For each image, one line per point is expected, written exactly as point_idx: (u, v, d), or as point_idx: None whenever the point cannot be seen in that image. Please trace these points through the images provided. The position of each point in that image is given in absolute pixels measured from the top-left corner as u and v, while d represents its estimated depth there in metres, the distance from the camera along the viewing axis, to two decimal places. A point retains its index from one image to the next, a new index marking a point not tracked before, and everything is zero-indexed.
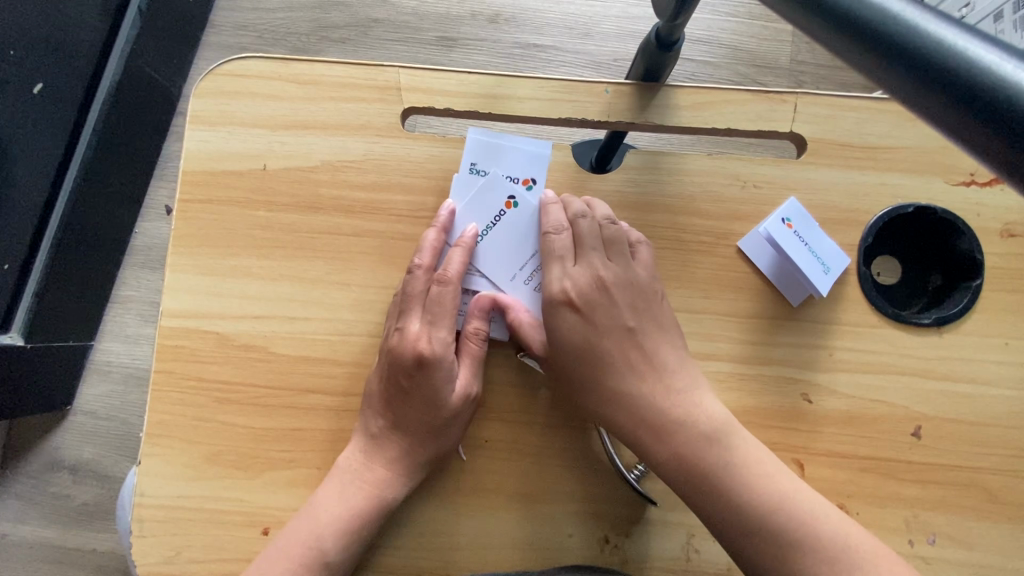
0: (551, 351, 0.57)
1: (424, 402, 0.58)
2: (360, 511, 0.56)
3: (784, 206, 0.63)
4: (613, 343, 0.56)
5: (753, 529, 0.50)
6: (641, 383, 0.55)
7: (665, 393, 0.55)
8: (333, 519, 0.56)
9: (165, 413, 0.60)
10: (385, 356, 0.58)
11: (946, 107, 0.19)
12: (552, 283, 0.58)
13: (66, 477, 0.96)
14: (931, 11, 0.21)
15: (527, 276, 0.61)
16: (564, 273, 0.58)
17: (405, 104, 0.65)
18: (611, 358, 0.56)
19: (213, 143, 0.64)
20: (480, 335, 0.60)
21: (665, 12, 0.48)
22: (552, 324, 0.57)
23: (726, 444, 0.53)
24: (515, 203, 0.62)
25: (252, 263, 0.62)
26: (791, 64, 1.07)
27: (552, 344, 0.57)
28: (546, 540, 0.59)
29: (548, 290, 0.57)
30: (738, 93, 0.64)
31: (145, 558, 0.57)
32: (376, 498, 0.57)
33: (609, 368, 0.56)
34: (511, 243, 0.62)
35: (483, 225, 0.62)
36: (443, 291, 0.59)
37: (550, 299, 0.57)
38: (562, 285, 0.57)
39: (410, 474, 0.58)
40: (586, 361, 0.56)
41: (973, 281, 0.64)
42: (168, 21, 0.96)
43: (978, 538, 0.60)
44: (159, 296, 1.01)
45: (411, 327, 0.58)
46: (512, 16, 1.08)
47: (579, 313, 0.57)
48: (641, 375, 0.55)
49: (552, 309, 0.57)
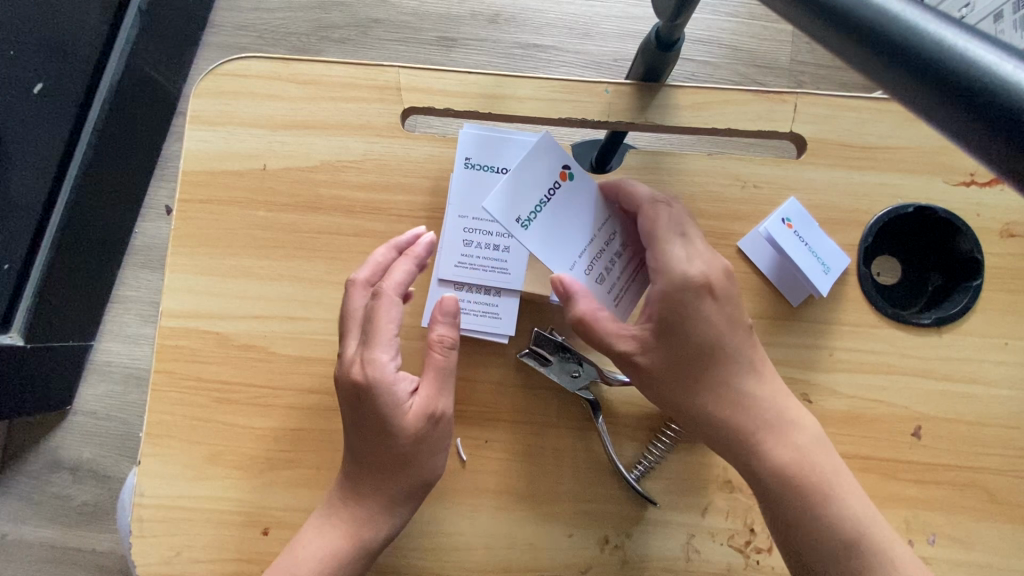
0: (649, 353, 0.54)
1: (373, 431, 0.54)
2: (338, 552, 0.54)
3: (784, 206, 0.63)
4: (715, 350, 0.53)
5: (842, 540, 0.50)
6: (741, 387, 0.54)
7: (760, 401, 0.54)
8: (310, 563, 0.53)
9: (165, 413, 0.60)
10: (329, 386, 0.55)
11: (947, 107, 0.19)
12: (656, 282, 0.54)
13: (66, 477, 0.96)
14: (931, 11, 0.21)
15: (587, 264, 0.59)
16: (672, 261, 0.53)
17: (405, 104, 0.65)
18: (710, 362, 0.53)
19: (213, 143, 0.64)
20: (446, 343, 0.55)
21: (665, 11, 0.48)
22: (651, 326, 0.54)
23: (815, 455, 0.53)
24: (570, 176, 0.58)
25: (252, 263, 0.62)
26: (791, 64, 1.07)
27: (650, 346, 0.54)
28: (546, 541, 0.59)
29: (654, 288, 0.53)
30: (737, 93, 0.64)
31: (145, 559, 0.57)
32: (355, 540, 0.54)
33: (708, 373, 0.53)
34: (568, 228, 0.59)
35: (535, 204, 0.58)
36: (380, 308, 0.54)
37: (651, 303, 0.54)
38: (667, 285, 0.53)
39: (386, 511, 0.55)
40: (691, 364, 0.53)
41: (974, 280, 0.64)
42: (168, 21, 0.96)
43: (978, 538, 0.60)
44: (159, 296, 1.01)
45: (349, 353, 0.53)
46: (512, 16, 1.08)
47: (692, 317, 0.52)
48: (741, 382, 0.54)
49: (655, 310, 0.53)
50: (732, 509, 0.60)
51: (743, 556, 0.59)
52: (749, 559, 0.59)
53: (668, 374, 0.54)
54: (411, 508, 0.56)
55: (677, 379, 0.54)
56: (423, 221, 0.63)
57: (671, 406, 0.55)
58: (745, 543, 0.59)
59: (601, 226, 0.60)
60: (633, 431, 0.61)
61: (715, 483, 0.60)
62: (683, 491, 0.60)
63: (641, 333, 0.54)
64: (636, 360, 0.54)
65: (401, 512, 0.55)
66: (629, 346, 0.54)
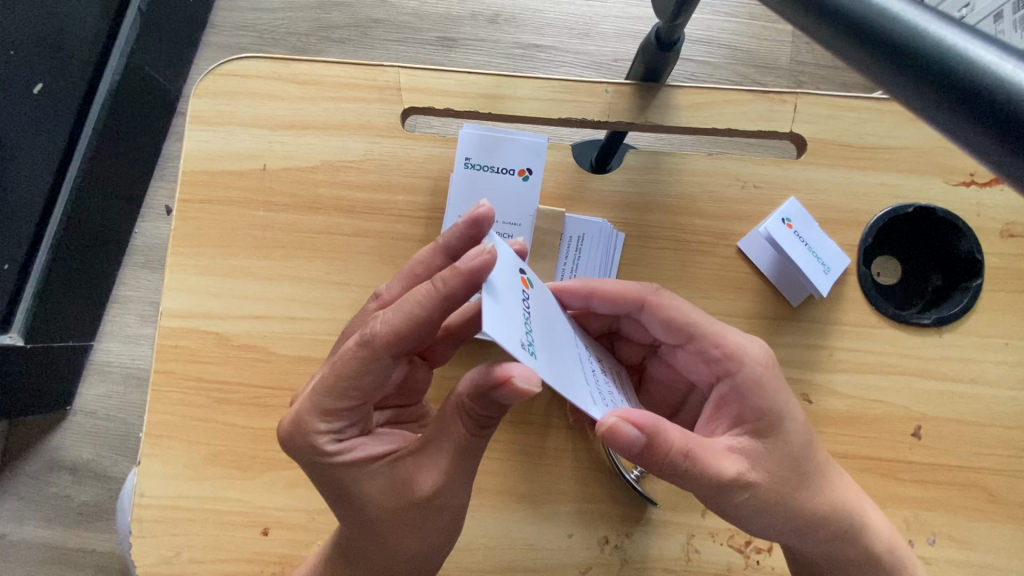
0: (764, 467, 0.47)
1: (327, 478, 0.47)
2: None
3: (784, 206, 0.63)
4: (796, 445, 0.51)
5: None
6: (839, 490, 0.51)
7: (852, 498, 0.51)
8: None
9: (164, 413, 0.60)
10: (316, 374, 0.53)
11: (948, 108, 0.19)
12: (732, 376, 0.50)
13: (66, 477, 0.96)
14: (931, 11, 0.21)
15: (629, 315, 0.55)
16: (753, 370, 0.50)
17: (405, 104, 0.65)
18: (817, 463, 0.49)
19: (213, 143, 0.64)
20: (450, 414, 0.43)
21: (665, 11, 0.48)
22: (754, 431, 0.48)
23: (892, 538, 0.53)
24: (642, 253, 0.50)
25: (252, 263, 0.62)
26: (791, 64, 1.07)
27: (761, 461, 0.47)
28: (546, 541, 0.59)
29: (735, 381, 0.50)
30: (737, 94, 0.64)
31: (145, 559, 0.57)
32: None
33: (817, 479, 0.49)
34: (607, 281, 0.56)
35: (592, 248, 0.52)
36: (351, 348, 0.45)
37: (729, 400, 0.50)
38: (753, 374, 0.50)
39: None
40: (804, 473, 0.49)
41: (974, 280, 0.64)
42: (168, 21, 0.96)
43: (978, 538, 0.60)
44: (159, 296, 1.01)
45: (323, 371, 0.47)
46: (512, 16, 1.08)
47: (787, 413, 0.49)
48: (839, 480, 0.51)
49: (750, 412, 0.49)
50: None
51: (744, 556, 0.59)
52: (750, 559, 0.59)
53: (790, 487, 0.48)
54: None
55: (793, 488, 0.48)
56: (423, 221, 0.63)
57: (785, 523, 0.49)
58: (745, 543, 0.59)
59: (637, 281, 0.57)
60: None
61: None
62: (683, 491, 0.60)
63: (753, 441, 0.48)
64: (748, 482, 0.47)
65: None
66: (739, 466, 0.47)
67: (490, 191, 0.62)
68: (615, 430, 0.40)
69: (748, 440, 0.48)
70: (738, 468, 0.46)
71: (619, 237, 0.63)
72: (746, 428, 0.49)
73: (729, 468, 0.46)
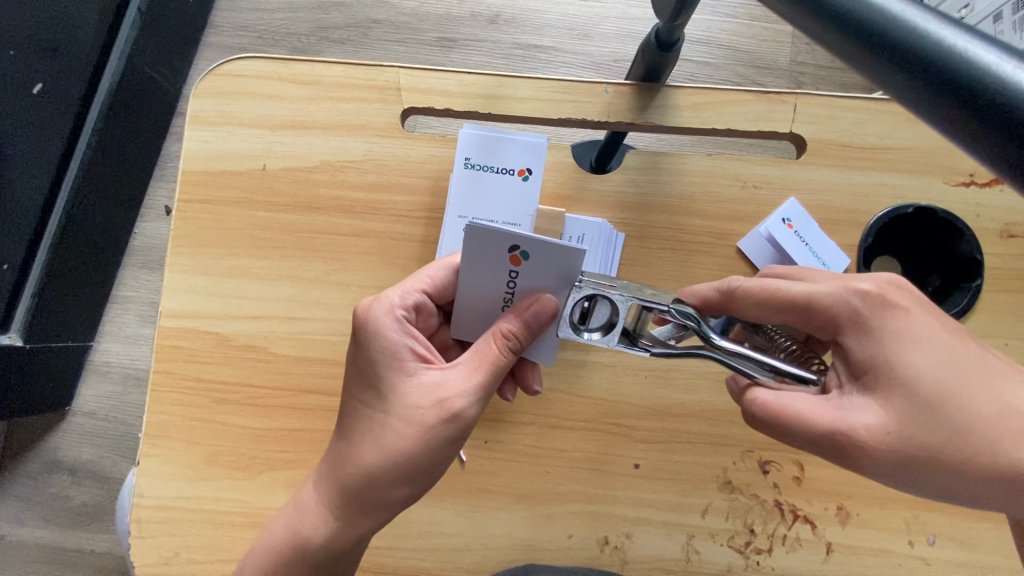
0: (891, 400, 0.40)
1: (356, 411, 0.50)
2: (288, 531, 0.52)
3: (784, 206, 0.64)
4: (881, 343, 0.41)
5: None
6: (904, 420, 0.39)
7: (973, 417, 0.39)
8: (278, 525, 0.53)
9: (164, 413, 0.60)
10: (374, 312, 0.51)
11: (945, 108, 0.19)
12: (836, 333, 0.43)
13: (65, 477, 0.96)
14: (931, 12, 0.21)
15: (517, 282, 0.46)
16: (890, 372, 0.40)
17: (405, 104, 0.65)
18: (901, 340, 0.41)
19: (212, 143, 0.64)
20: (506, 338, 0.46)
21: (665, 11, 0.48)
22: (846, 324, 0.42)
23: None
24: (522, 258, 0.44)
25: (251, 263, 0.62)
26: (791, 64, 1.07)
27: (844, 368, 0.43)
28: (546, 540, 0.59)
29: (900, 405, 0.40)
30: (737, 94, 0.64)
31: (146, 559, 0.57)
32: (302, 531, 0.51)
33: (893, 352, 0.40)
34: (496, 268, 0.45)
35: (502, 280, 0.46)
36: (428, 406, 0.47)
37: (888, 291, 0.42)
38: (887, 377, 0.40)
39: (331, 505, 0.50)
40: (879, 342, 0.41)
41: (974, 281, 0.64)
42: (168, 21, 0.96)
43: (978, 539, 0.60)
44: (159, 297, 1.01)
45: (397, 396, 0.48)
46: (513, 16, 1.08)
47: (987, 392, 0.39)
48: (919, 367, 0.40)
49: (916, 360, 0.40)
50: (732, 509, 0.60)
51: (744, 557, 0.59)
52: (749, 560, 0.59)
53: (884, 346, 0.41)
54: (357, 513, 0.50)
55: (889, 481, 0.40)
56: (423, 221, 0.63)
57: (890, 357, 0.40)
58: (745, 544, 0.60)
59: (484, 262, 0.45)
60: (633, 431, 0.61)
61: (715, 483, 0.60)
62: (683, 492, 0.60)
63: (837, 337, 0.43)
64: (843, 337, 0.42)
65: (341, 513, 0.50)
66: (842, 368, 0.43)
67: (490, 191, 0.62)
68: (526, 304, 0.46)
69: (849, 323, 0.42)
70: (864, 411, 0.40)
71: (619, 237, 0.63)
72: (845, 382, 0.42)
73: (851, 422, 0.40)
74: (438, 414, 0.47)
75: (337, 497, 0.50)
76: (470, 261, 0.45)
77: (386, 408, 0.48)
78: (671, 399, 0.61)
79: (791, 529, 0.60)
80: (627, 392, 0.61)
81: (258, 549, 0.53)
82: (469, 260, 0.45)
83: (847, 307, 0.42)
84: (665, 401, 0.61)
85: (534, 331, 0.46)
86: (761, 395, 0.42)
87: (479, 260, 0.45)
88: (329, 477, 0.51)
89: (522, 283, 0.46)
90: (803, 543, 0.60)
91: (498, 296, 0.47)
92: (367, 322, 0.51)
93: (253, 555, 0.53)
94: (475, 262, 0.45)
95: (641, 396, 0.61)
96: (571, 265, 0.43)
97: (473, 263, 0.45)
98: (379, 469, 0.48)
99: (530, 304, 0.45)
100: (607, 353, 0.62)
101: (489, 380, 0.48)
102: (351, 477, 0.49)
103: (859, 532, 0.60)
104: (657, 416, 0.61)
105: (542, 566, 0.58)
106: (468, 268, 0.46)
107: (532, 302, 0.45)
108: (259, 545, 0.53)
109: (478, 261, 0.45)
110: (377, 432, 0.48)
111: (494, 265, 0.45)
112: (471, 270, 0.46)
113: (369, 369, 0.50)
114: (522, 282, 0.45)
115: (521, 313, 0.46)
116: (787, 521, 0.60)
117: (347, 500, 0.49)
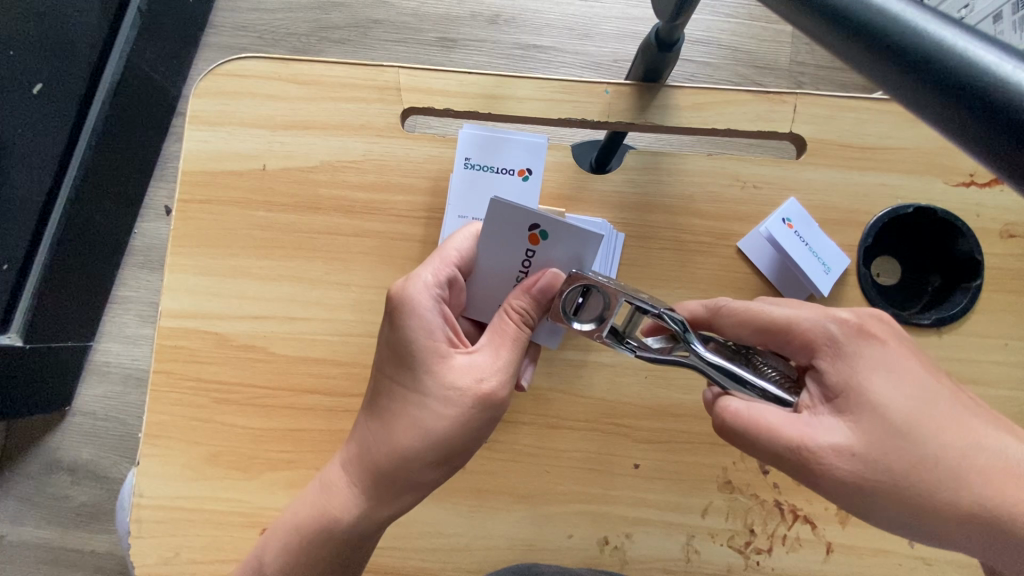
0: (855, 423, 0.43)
1: (388, 393, 0.49)
2: (310, 517, 0.51)
3: (784, 206, 0.63)
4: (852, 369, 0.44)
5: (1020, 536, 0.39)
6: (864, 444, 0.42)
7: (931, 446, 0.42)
8: (298, 509, 0.52)
9: (164, 413, 0.60)
10: (409, 291, 0.49)
11: (944, 108, 0.19)
12: (813, 356, 0.46)
13: (65, 477, 0.96)
14: (930, 11, 0.21)
15: (532, 259, 0.51)
16: (857, 397, 0.43)
17: (405, 104, 0.65)
18: (872, 369, 0.44)
19: (212, 143, 0.64)
20: (522, 314, 0.49)
21: (665, 11, 0.48)
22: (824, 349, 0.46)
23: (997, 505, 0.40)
24: (540, 236, 0.49)
25: (251, 263, 0.62)
26: (791, 64, 1.07)
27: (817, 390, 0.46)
28: (546, 540, 0.59)
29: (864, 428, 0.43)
30: (736, 94, 0.64)
31: (146, 559, 0.57)
32: (327, 514, 0.50)
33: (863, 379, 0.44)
34: (513, 244, 0.50)
35: (518, 256, 0.51)
36: (466, 385, 0.47)
37: (866, 323, 0.46)
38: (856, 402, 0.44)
39: (360, 487, 0.50)
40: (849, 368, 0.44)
41: (974, 281, 0.64)
42: (168, 21, 0.96)
43: None
44: (159, 297, 1.01)
45: (435, 377, 0.48)
46: (512, 16, 1.08)
47: (949, 424, 0.42)
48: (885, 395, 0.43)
49: (883, 387, 0.43)
50: (732, 509, 0.60)
51: (744, 557, 0.59)
52: (749, 560, 0.60)
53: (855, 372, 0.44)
54: (386, 496, 0.50)
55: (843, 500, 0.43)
56: (423, 221, 0.63)
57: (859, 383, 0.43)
58: (745, 544, 0.60)
59: (504, 238, 0.50)
60: (634, 431, 0.61)
61: (715, 483, 0.60)
62: (683, 492, 0.60)
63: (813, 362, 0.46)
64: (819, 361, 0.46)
65: (371, 496, 0.50)
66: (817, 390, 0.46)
67: (490, 191, 0.62)
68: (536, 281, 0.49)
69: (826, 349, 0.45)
70: (831, 429, 0.43)
71: (619, 237, 0.63)
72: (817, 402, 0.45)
73: (816, 438, 0.43)
74: (474, 397, 0.47)
75: (367, 480, 0.50)
76: (491, 235, 0.50)
77: (422, 390, 0.48)
78: (671, 398, 0.61)
79: (791, 529, 0.60)
80: (628, 392, 0.61)
81: (274, 536, 0.52)
82: (490, 235, 0.50)
83: (824, 333, 0.46)
84: (665, 401, 0.61)
85: (544, 305, 0.49)
86: (737, 405, 0.45)
87: (500, 234, 0.50)
88: (358, 459, 0.50)
89: (536, 261, 0.51)
90: (803, 543, 0.60)
91: (511, 276, 0.53)
92: (402, 301, 0.49)
93: (266, 544, 0.52)
94: (498, 238, 0.50)
95: (641, 396, 0.61)
96: (585, 241, 0.49)
97: (493, 237, 0.50)
98: (415, 451, 0.48)
99: (542, 281, 0.49)
100: (607, 353, 0.62)
101: (516, 356, 0.49)
102: (383, 459, 0.49)
103: (859, 533, 0.60)
104: (657, 416, 0.61)
105: (542, 565, 0.58)
106: (485, 243, 0.51)
107: (545, 279, 0.49)
108: (275, 532, 0.52)
109: (498, 235, 0.50)
110: (413, 414, 0.48)
111: (511, 240, 0.50)
112: (490, 245, 0.51)
113: (403, 350, 0.49)
114: (536, 260, 0.51)
115: (533, 290, 0.49)
116: (787, 521, 0.60)
117: (377, 483, 0.50)
